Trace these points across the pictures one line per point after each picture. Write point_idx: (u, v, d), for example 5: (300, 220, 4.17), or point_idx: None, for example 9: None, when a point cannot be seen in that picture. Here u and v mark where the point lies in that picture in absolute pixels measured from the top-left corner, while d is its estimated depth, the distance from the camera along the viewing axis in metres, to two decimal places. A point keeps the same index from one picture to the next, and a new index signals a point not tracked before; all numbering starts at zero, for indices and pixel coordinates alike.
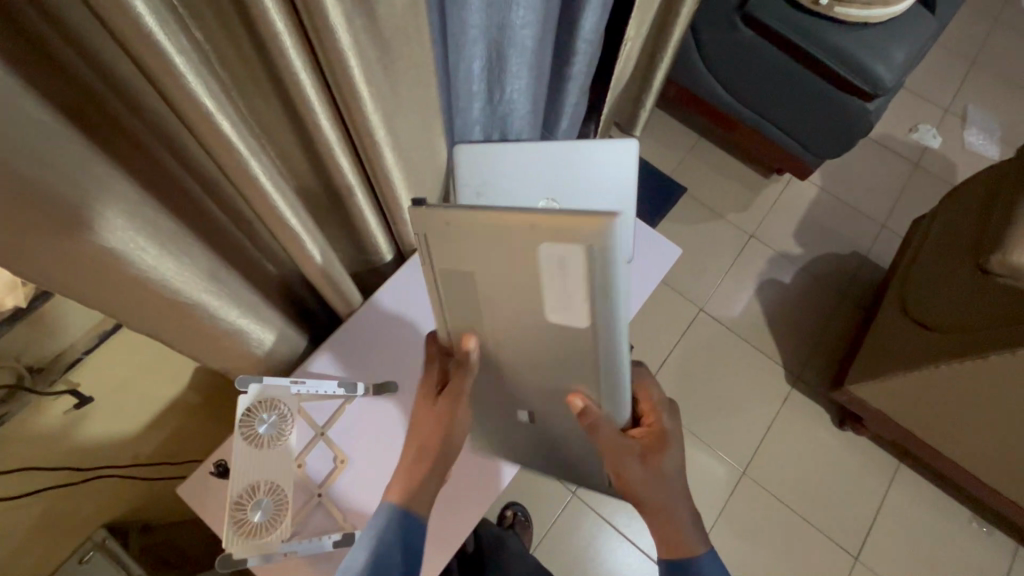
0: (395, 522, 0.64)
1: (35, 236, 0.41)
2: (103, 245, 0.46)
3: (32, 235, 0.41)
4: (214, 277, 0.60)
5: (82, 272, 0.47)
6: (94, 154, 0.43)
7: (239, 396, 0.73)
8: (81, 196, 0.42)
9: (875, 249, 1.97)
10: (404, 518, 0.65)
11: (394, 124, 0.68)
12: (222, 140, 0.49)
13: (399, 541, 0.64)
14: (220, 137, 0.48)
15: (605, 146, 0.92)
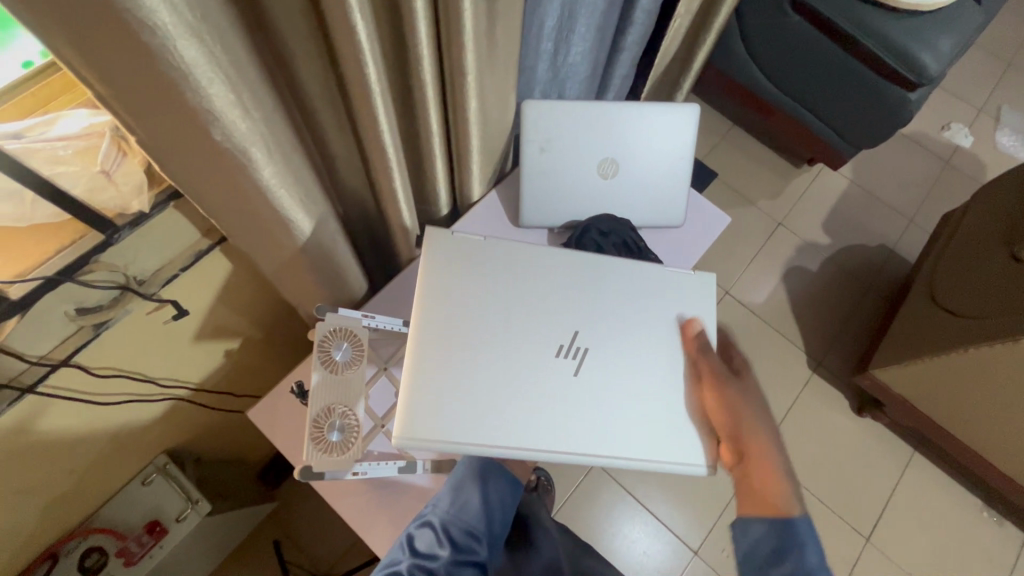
0: (474, 467, 0.80)
1: (193, 133, 0.44)
2: (243, 155, 0.48)
3: (191, 131, 0.44)
4: (312, 200, 0.63)
5: (215, 174, 0.50)
6: (249, 63, 0.45)
7: (316, 323, 0.77)
8: (240, 101, 0.45)
9: (902, 242, 1.99)
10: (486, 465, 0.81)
11: (483, 70, 0.71)
12: (350, 60, 0.52)
13: (477, 485, 0.79)
14: (349, 55, 0.51)
15: (664, 111, 0.95)
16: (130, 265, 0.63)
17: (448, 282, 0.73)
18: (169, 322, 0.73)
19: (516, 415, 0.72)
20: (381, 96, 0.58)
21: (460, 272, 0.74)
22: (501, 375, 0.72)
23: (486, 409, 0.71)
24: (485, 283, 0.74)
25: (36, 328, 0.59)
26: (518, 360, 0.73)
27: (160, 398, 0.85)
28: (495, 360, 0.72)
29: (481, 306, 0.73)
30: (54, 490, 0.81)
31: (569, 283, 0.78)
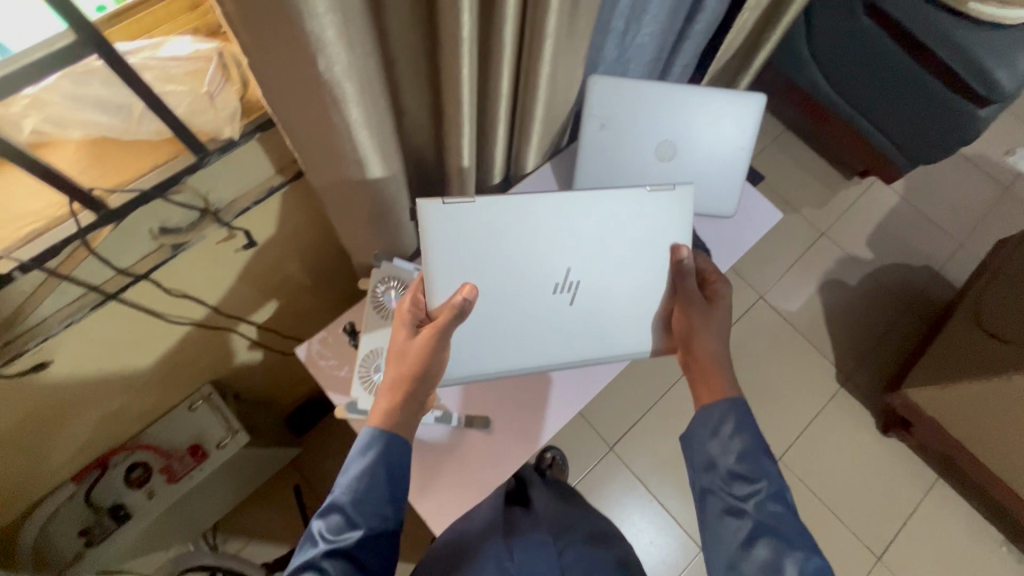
0: (377, 443, 0.68)
1: (295, 52, 0.46)
2: (333, 84, 0.50)
3: (293, 48, 0.46)
4: (388, 144, 0.65)
5: (306, 101, 0.52)
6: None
7: (373, 270, 0.82)
8: (342, 29, 0.46)
9: (947, 266, 1.93)
10: (390, 433, 0.69)
11: (560, 37, 0.72)
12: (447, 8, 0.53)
13: (385, 459, 0.68)
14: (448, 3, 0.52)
15: (730, 99, 0.95)
16: (211, 191, 0.66)
17: (447, 242, 0.72)
18: (238, 250, 0.76)
19: (518, 342, 0.79)
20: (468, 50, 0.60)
21: (458, 232, 0.73)
22: (515, 320, 0.78)
23: (506, 346, 0.79)
24: (480, 241, 0.73)
25: (124, 242, 0.63)
26: (520, 294, 0.77)
27: (217, 326, 0.89)
28: (506, 308, 0.77)
29: (484, 264, 0.74)
30: (113, 401, 0.86)
31: (564, 220, 0.76)
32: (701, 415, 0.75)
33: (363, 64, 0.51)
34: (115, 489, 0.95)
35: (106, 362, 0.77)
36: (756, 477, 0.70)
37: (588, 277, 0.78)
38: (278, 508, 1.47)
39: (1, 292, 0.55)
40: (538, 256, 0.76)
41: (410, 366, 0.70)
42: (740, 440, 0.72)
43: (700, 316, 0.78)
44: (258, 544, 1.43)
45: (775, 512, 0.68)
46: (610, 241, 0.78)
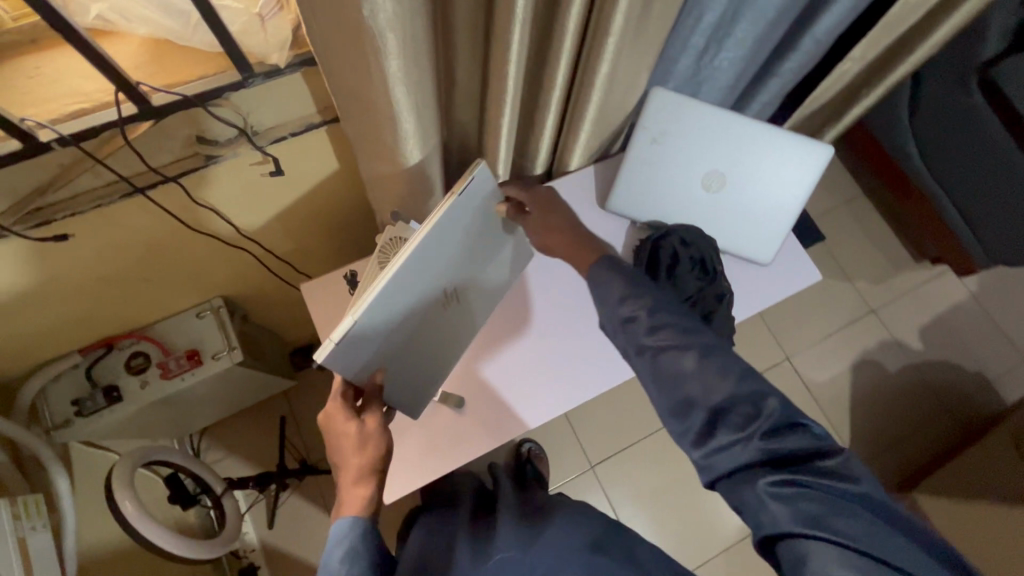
0: (354, 536, 0.63)
1: None
2: (371, 28, 0.49)
3: None
4: (426, 105, 0.64)
5: (346, 38, 0.52)
6: None
7: (387, 227, 0.81)
8: None
9: (1002, 379, 1.77)
10: (363, 520, 0.64)
11: (626, 39, 0.70)
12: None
13: (366, 549, 0.63)
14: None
15: (796, 144, 0.89)
16: (251, 114, 0.68)
17: (351, 359, 0.67)
18: (268, 177, 0.79)
19: (435, 356, 0.82)
20: (520, 28, 0.58)
21: (355, 346, 0.66)
22: (430, 345, 0.80)
23: (425, 366, 0.82)
24: (384, 329, 0.68)
25: (160, 142, 0.66)
26: (420, 328, 0.76)
27: (237, 246, 0.92)
28: (422, 344, 0.78)
29: (390, 333, 0.70)
30: (128, 291, 0.91)
31: (434, 259, 0.71)
32: (595, 291, 0.79)
33: (407, 16, 0.51)
34: (114, 371, 1.01)
35: (128, 254, 0.82)
36: (643, 301, 0.75)
37: (458, 277, 0.79)
38: (263, 432, 1.53)
39: (39, 159, 0.59)
40: (423, 297, 0.73)
41: (368, 449, 0.68)
42: (624, 277, 0.77)
43: (534, 218, 0.87)
44: (237, 459, 1.50)
45: (665, 326, 0.73)
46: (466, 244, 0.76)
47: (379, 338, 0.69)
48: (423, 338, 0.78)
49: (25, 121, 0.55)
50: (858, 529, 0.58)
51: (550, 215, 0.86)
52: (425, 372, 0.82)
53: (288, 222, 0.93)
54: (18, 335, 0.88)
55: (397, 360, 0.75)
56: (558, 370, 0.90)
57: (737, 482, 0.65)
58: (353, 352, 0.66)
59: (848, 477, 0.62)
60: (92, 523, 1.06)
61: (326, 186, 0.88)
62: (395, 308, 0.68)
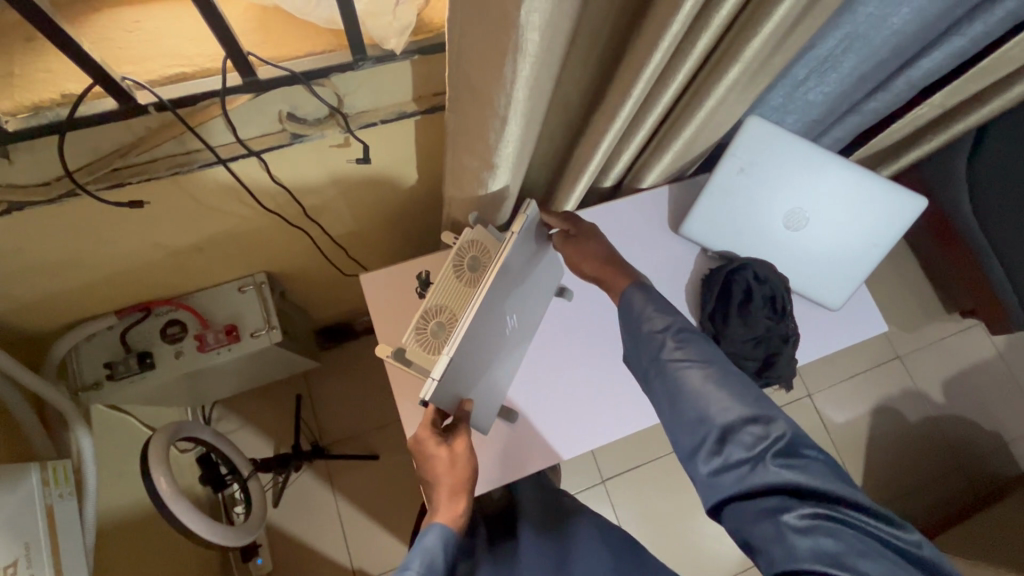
0: (436, 543, 0.71)
1: None
2: (520, 31, 0.45)
3: None
4: (539, 111, 0.60)
5: (484, 34, 0.48)
6: None
7: (464, 229, 0.77)
8: None
9: (1018, 441, 1.77)
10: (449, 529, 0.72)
11: (748, 66, 0.66)
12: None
13: (444, 555, 0.71)
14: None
15: (887, 193, 0.86)
16: (347, 95, 0.64)
17: (445, 394, 0.70)
18: (344, 161, 0.75)
19: (507, 376, 0.84)
20: (657, 42, 0.54)
21: (451, 379, 0.69)
22: (504, 368, 0.82)
23: (500, 388, 0.83)
24: (470, 361, 0.71)
25: (250, 114, 0.62)
26: (497, 352, 0.78)
27: (295, 226, 0.89)
28: (499, 368, 0.80)
29: (477, 361, 0.73)
30: (178, 259, 0.88)
31: (503, 284, 0.73)
32: (620, 308, 0.80)
33: (556, 21, 0.46)
34: (149, 337, 0.98)
35: (188, 223, 0.78)
36: (665, 319, 0.76)
37: (523, 302, 0.81)
38: (278, 408, 1.50)
39: (128, 120, 0.55)
40: (498, 322, 0.75)
41: (460, 469, 0.73)
42: (651, 296, 0.78)
43: (572, 243, 0.86)
44: (249, 433, 1.47)
45: (685, 346, 0.74)
46: (524, 274, 0.79)
47: (468, 371, 0.72)
48: (500, 362, 0.80)
49: (124, 80, 0.51)
50: (874, 564, 0.59)
51: (590, 245, 0.84)
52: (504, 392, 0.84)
53: (349, 205, 0.89)
54: (60, 292, 0.84)
55: (484, 387, 0.78)
56: (611, 395, 0.88)
57: (747, 507, 0.66)
58: (448, 391, 0.69)
59: (869, 516, 0.63)
60: (108, 488, 1.03)
61: (395, 176, 0.84)
62: (478, 337, 0.71)
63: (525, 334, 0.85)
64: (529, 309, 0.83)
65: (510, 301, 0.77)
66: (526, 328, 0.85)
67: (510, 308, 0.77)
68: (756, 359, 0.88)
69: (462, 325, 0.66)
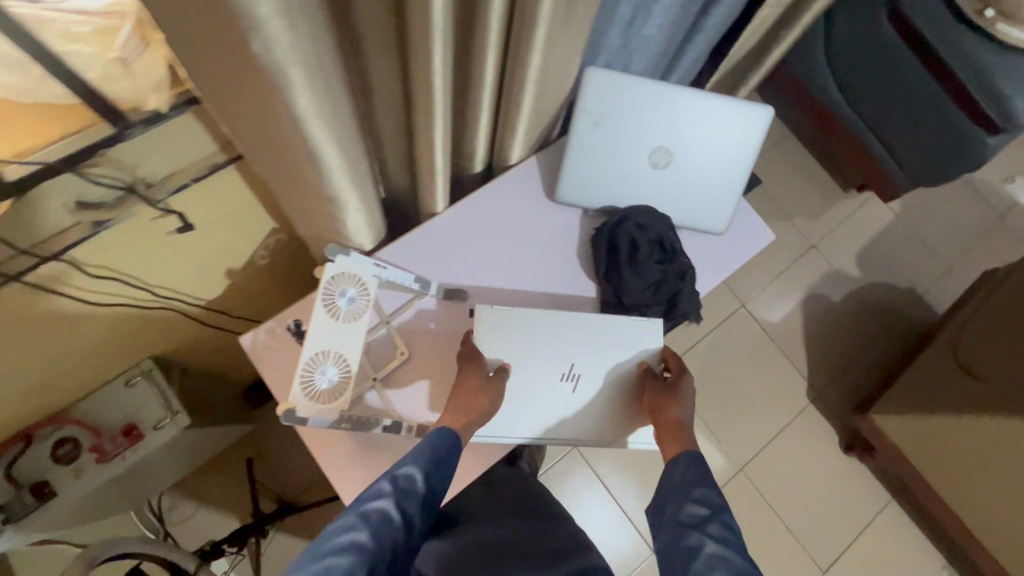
0: (407, 468, 0.68)
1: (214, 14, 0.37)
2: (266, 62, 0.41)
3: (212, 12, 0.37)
4: (350, 131, 0.56)
5: (238, 76, 0.44)
6: None
7: (325, 264, 0.73)
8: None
9: (931, 291, 1.91)
10: (426, 469, 0.69)
11: (554, 24, 0.63)
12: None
13: (448, 459, 0.71)
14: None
15: (735, 109, 0.87)
16: (137, 166, 0.59)
17: (493, 326, 0.83)
18: (171, 232, 0.69)
19: (528, 426, 0.85)
20: (438, 32, 0.51)
21: (500, 319, 0.83)
22: (535, 424, 0.85)
23: (524, 431, 0.84)
24: (525, 329, 0.85)
25: (32, 218, 0.56)
26: (547, 393, 0.85)
27: (155, 303, 0.83)
28: (531, 409, 0.85)
29: (530, 360, 0.85)
30: (34, 377, 0.80)
31: (590, 330, 0.87)
32: (668, 475, 0.79)
33: (313, 43, 0.43)
34: (40, 466, 0.89)
35: (22, 340, 0.71)
36: (703, 508, 0.73)
37: (586, 371, 0.87)
38: (228, 480, 1.42)
39: None
40: (559, 361, 0.86)
41: (473, 392, 0.78)
42: (693, 476, 0.77)
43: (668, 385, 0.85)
44: (204, 515, 1.40)
45: (720, 539, 0.69)
46: (607, 355, 0.87)
47: (513, 332, 0.84)
48: (537, 406, 0.85)
49: None
50: None
51: (666, 403, 0.83)
52: (515, 430, 0.84)
53: (199, 263, 0.83)
54: None
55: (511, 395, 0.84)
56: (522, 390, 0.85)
57: None
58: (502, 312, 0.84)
59: None
60: None
61: (240, 223, 0.78)
62: (541, 322, 0.85)
63: (564, 399, 0.86)
64: (572, 383, 0.86)
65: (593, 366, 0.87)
66: (575, 413, 0.86)
67: (588, 368, 0.87)
68: (660, 304, 0.89)
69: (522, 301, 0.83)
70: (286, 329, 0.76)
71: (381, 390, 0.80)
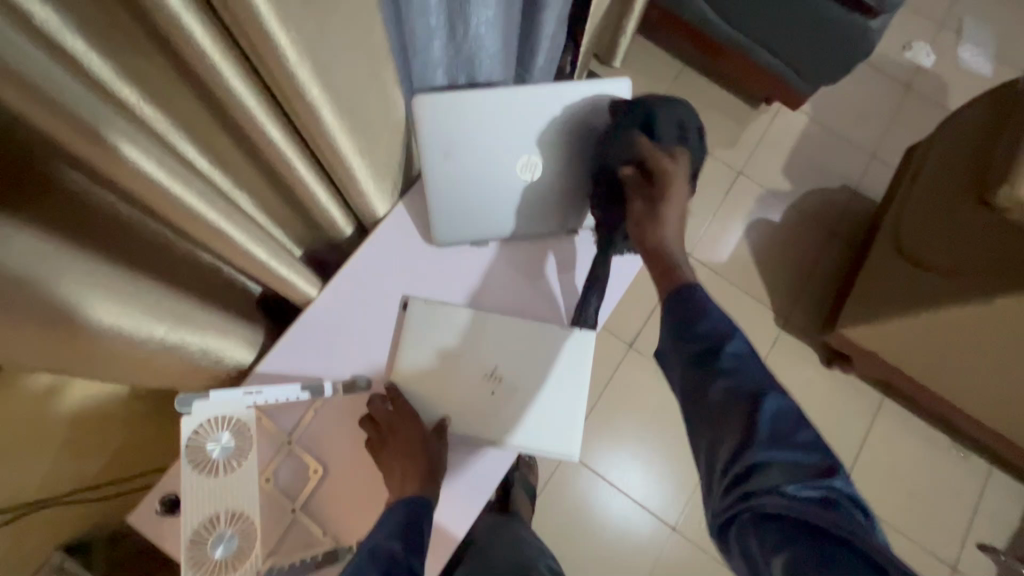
0: (391, 532, 0.64)
1: None
2: None
3: None
4: (89, 279, 0.47)
5: None
6: None
7: (180, 419, 0.62)
8: None
9: (866, 181, 1.88)
10: (406, 537, 0.64)
11: (330, 80, 0.54)
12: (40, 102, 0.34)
13: (401, 532, 0.64)
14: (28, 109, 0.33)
15: (593, 89, 0.79)
16: None
17: (428, 332, 0.79)
18: None
19: (465, 424, 0.78)
20: (140, 142, 0.41)
21: (429, 314, 0.80)
22: (471, 425, 0.78)
23: (462, 430, 0.78)
24: (459, 326, 0.80)
25: None
26: (484, 399, 0.78)
27: None
28: (470, 411, 0.78)
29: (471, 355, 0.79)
30: None
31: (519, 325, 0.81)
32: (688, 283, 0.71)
33: None
34: None
35: None
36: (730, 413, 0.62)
37: (517, 373, 0.80)
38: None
39: None
40: (492, 359, 0.80)
41: (420, 450, 0.72)
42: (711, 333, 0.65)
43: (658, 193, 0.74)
44: None
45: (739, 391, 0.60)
46: (540, 353, 0.81)
47: (445, 332, 0.80)
48: (473, 407, 0.78)
49: None
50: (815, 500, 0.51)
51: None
52: (461, 427, 0.78)
53: None
54: None
55: (449, 395, 0.78)
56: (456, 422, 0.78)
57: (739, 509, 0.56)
58: (441, 307, 0.81)
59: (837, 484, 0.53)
60: None
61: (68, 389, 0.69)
62: (471, 326, 0.80)
63: (495, 398, 0.79)
64: (498, 382, 0.79)
65: (528, 368, 0.80)
66: (510, 415, 0.79)
67: (522, 371, 0.80)
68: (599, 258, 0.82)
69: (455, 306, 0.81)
70: (158, 505, 0.65)
71: (305, 519, 0.71)
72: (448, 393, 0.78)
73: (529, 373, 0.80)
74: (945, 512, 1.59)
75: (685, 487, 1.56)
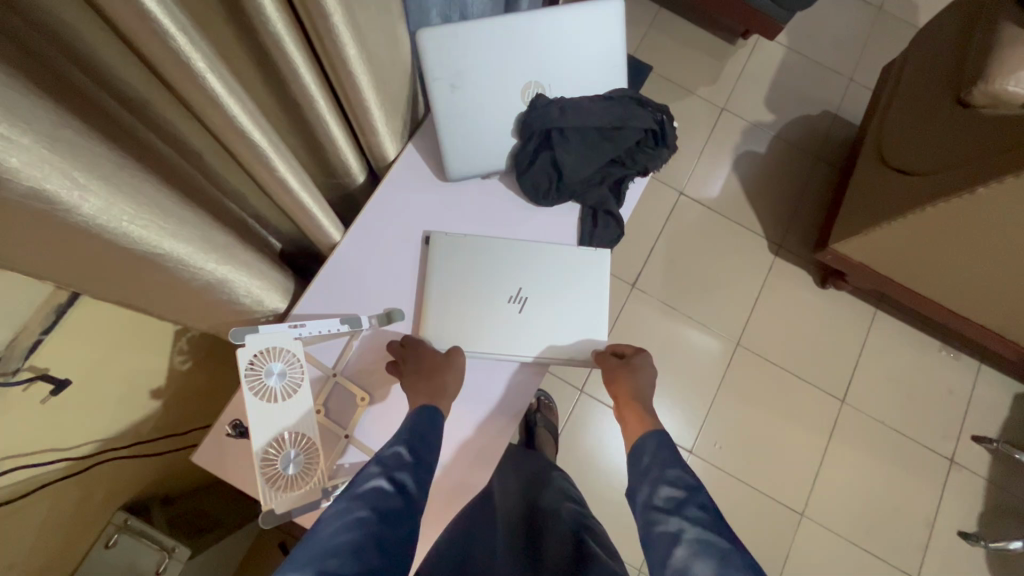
0: (405, 437, 0.66)
1: None
2: (37, 191, 0.36)
3: None
4: (196, 231, 0.53)
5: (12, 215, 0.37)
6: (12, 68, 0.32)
7: (237, 350, 0.66)
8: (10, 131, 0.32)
9: (845, 105, 1.92)
10: (410, 441, 0.65)
11: (351, 6, 0.56)
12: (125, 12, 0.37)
13: (410, 441, 0.65)
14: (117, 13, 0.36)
15: (588, 13, 0.84)
16: None
17: (449, 262, 0.83)
18: (50, 398, 0.70)
19: (498, 342, 0.82)
20: (204, 60, 0.43)
21: (450, 244, 0.83)
22: (503, 343, 0.82)
23: (494, 347, 0.82)
24: (479, 251, 0.84)
25: None
26: (512, 318, 0.83)
27: (91, 464, 0.79)
28: (499, 329, 0.82)
29: (491, 278, 0.84)
30: None
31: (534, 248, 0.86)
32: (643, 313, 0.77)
33: (82, 150, 0.38)
34: None
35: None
36: (678, 490, 0.64)
37: (538, 291, 0.84)
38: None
39: None
40: (511, 280, 0.84)
41: (434, 369, 0.74)
42: (664, 457, 0.69)
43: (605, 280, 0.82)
44: None
45: (701, 521, 0.59)
46: (559, 272, 0.85)
47: (466, 259, 0.84)
48: (504, 325, 0.82)
49: None
50: None
51: (626, 383, 0.79)
52: (496, 343, 0.82)
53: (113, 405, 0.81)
54: None
55: (479, 316, 0.82)
56: (488, 341, 0.82)
57: None
58: (460, 238, 0.84)
59: None
60: None
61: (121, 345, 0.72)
62: (491, 252, 0.84)
63: (521, 316, 0.83)
64: (522, 301, 0.84)
65: (548, 287, 0.84)
66: (538, 330, 0.83)
67: (543, 289, 0.84)
68: (599, 189, 0.87)
69: (472, 235, 0.85)
70: (227, 431, 0.71)
71: (358, 444, 0.75)
72: (478, 315, 0.82)
73: (550, 290, 0.85)
74: (941, 411, 1.68)
75: (695, 412, 1.64)
